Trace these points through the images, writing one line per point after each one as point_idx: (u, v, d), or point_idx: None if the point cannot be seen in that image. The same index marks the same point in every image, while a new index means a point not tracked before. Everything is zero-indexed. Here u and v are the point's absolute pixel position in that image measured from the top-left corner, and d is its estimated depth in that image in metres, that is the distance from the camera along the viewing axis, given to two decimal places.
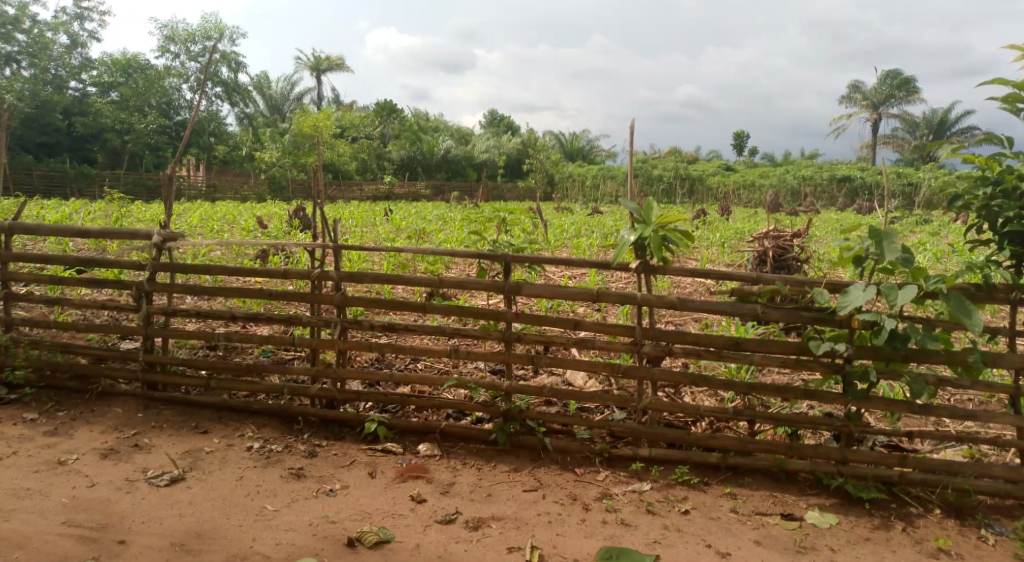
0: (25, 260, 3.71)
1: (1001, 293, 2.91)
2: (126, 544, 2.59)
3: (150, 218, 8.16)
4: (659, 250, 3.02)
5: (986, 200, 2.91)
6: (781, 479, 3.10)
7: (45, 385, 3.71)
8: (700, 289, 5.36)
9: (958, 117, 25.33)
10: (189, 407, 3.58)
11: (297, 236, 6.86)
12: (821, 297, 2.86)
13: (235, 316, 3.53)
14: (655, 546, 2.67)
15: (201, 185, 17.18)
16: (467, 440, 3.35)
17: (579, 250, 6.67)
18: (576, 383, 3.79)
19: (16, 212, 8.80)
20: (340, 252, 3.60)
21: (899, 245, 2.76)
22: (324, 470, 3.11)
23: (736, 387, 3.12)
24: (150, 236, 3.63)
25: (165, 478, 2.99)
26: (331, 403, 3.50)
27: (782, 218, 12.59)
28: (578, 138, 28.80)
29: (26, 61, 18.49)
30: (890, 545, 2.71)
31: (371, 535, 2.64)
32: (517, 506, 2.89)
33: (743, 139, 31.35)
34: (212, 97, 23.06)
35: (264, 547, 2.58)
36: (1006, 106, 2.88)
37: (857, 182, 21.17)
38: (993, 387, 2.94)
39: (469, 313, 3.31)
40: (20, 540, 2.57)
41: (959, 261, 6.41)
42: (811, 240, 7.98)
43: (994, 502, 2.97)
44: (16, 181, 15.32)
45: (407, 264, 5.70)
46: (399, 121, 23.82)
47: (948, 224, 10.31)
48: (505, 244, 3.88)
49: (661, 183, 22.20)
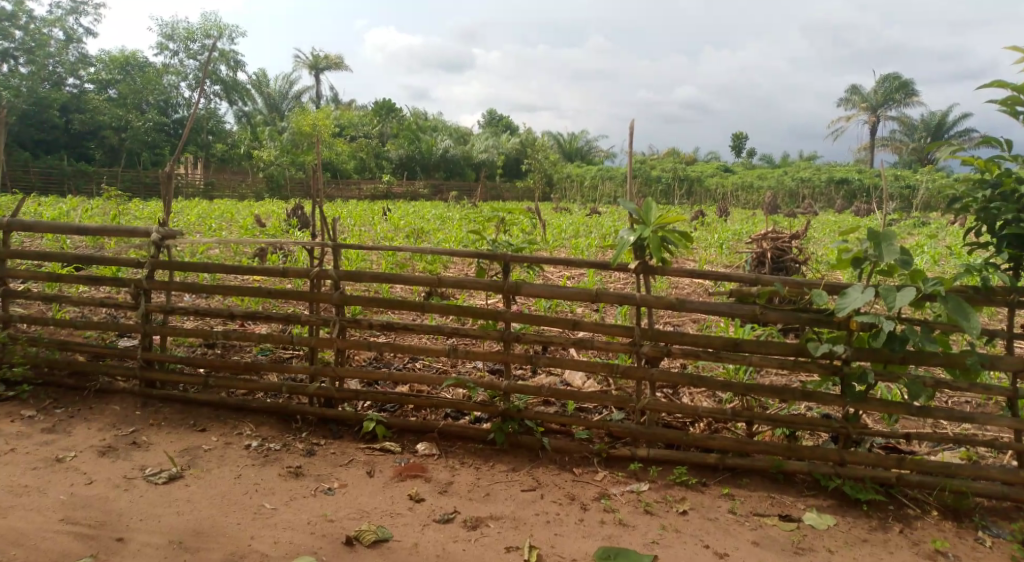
0: (24, 256, 3.70)
1: (999, 296, 2.92)
2: (125, 541, 2.58)
3: (149, 216, 8.17)
4: (658, 250, 3.02)
5: (986, 203, 2.91)
6: (779, 479, 3.11)
7: (42, 382, 3.70)
8: (698, 289, 5.38)
9: (956, 121, 25.37)
10: (187, 405, 3.58)
11: (296, 234, 6.87)
12: (820, 299, 2.86)
13: (233, 315, 3.52)
14: (653, 546, 2.68)
15: (198, 184, 17.22)
16: (465, 440, 3.35)
17: (577, 250, 6.70)
18: (574, 383, 3.80)
19: (15, 208, 8.84)
20: (340, 251, 3.58)
21: (898, 247, 2.76)
22: (322, 469, 3.11)
23: (734, 388, 3.12)
24: (149, 233, 3.62)
25: (164, 476, 2.99)
26: (330, 402, 3.50)
27: (780, 220, 12.64)
28: (577, 138, 28.85)
29: (24, 57, 18.46)
30: (888, 547, 2.72)
31: (369, 534, 2.64)
32: (516, 506, 2.89)
33: (741, 141, 31.39)
34: (210, 95, 23.05)
35: (262, 545, 2.58)
36: (1007, 109, 2.89)
37: (854, 185, 21.27)
38: (991, 389, 2.94)
39: (468, 313, 3.31)
40: (18, 537, 2.56)
41: (956, 264, 6.44)
42: (810, 243, 8.01)
43: (991, 504, 2.97)
44: (13, 178, 15.34)
45: (406, 263, 5.72)
46: (397, 122, 23.99)
47: (946, 226, 10.37)
48: (503, 244, 3.83)
49: (659, 184, 22.24)
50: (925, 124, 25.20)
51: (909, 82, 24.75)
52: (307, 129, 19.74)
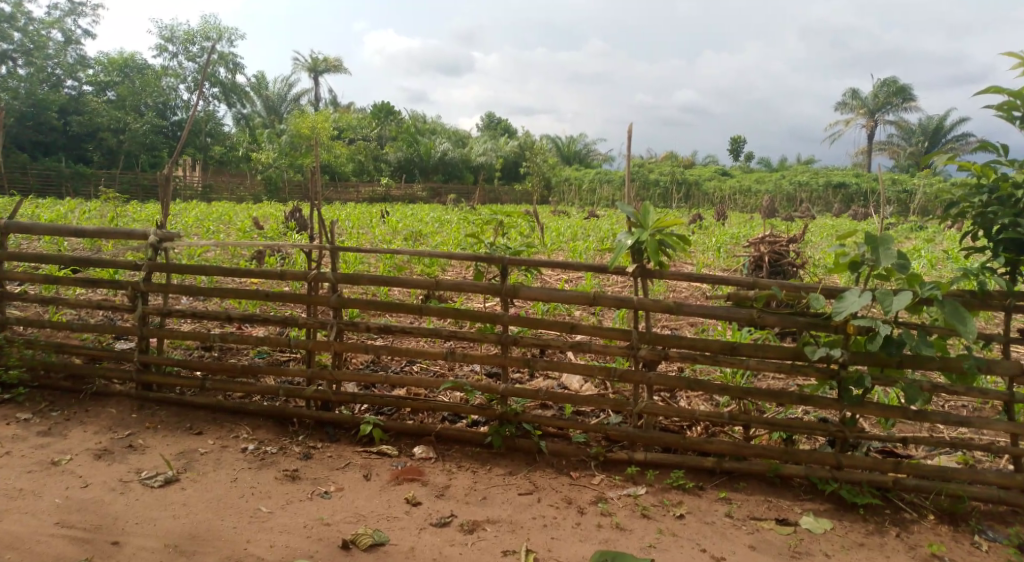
0: (21, 258, 3.70)
1: (996, 300, 2.92)
2: (120, 545, 2.58)
3: (147, 218, 8.17)
4: (656, 253, 3.02)
5: (983, 207, 2.91)
6: (776, 483, 3.11)
7: (39, 384, 3.70)
8: (696, 292, 5.39)
9: (954, 125, 25.43)
10: (184, 408, 3.58)
11: (294, 237, 6.87)
12: (817, 302, 2.86)
13: (231, 318, 3.51)
14: (649, 550, 2.67)
15: (196, 187, 17.23)
16: (462, 443, 3.35)
17: (576, 253, 6.70)
18: (572, 386, 3.80)
19: (12, 210, 8.85)
20: (338, 255, 3.57)
21: (895, 251, 2.77)
22: (319, 472, 3.11)
23: (732, 391, 3.12)
24: (146, 235, 3.61)
25: (160, 479, 2.98)
26: (327, 405, 3.49)
27: (778, 223, 12.66)
28: (576, 141, 28.90)
29: (22, 59, 18.45)
30: (884, 551, 2.72)
31: (366, 538, 2.64)
32: (513, 510, 2.89)
33: (740, 144, 31.43)
34: (209, 97, 23.06)
35: (258, 549, 2.58)
36: (1002, 114, 2.90)
37: (852, 189, 21.32)
38: (988, 393, 2.94)
39: (465, 316, 3.30)
40: (13, 541, 2.55)
41: (954, 268, 6.45)
42: (808, 246, 8.02)
43: (987, 508, 2.97)
44: (11, 179, 15.32)
45: (404, 265, 5.72)
46: (397, 125, 24.03)
47: (943, 231, 10.40)
48: (501, 247, 3.83)
49: (657, 187, 22.27)
50: (923, 128, 25.26)
51: (906, 86, 24.85)
52: (305, 131, 19.75)
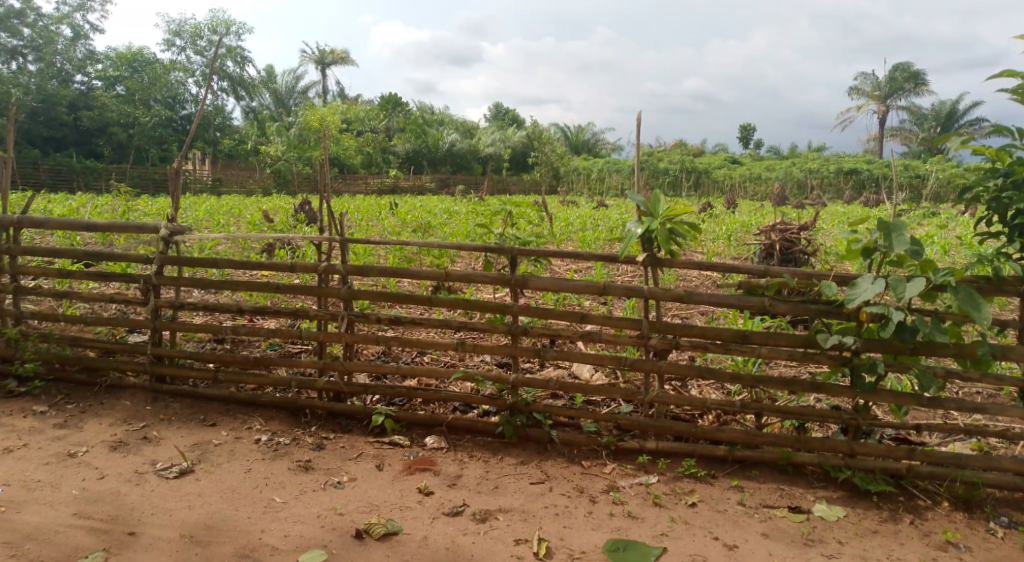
0: (33, 253, 3.71)
1: (1010, 286, 2.89)
2: (137, 535, 2.61)
3: (158, 211, 8.22)
4: (666, 242, 3.00)
5: (997, 192, 2.87)
6: (789, 471, 3.10)
7: (54, 377, 3.73)
8: (706, 281, 5.40)
9: (966, 110, 25.17)
10: (197, 399, 3.61)
11: (303, 229, 6.93)
12: (829, 290, 2.84)
13: (242, 310, 3.53)
14: (662, 538, 2.68)
15: (206, 180, 17.31)
16: (474, 433, 3.36)
17: (585, 242, 6.71)
18: (582, 376, 3.83)
19: (22, 205, 8.96)
20: (347, 246, 3.54)
21: (908, 238, 2.73)
22: (332, 462, 3.13)
23: (743, 380, 3.11)
24: (158, 229, 3.61)
25: (175, 470, 3.01)
26: (339, 396, 3.51)
27: (787, 211, 12.61)
28: (584, 130, 28.84)
29: (32, 55, 18.60)
30: (898, 538, 2.71)
31: (379, 527, 2.66)
32: (525, 499, 2.90)
33: (749, 131, 31.23)
34: (217, 90, 23.10)
35: (273, 538, 2.60)
36: (1018, 97, 2.85)
37: (864, 175, 21.23)
38: (1002, 380, 2.92)
39: (476, 307, 3.29)
40: (31, 532, 2.59)
41: (968, 254, 6.42)
42: (819, 234, 8.01)
43: (1002, 495, 2.96)
44: (23, 176, 15.52)
45: (414, 256, 5.75)
46: (404, 117, 24.19)
47: (956, 216, 10.31)
48: (511, 236, 3.80)
49: (667, 176, 22.07)
50: (935, 113, 25.00)
51: (919, 72, 24.59)
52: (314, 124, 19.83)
